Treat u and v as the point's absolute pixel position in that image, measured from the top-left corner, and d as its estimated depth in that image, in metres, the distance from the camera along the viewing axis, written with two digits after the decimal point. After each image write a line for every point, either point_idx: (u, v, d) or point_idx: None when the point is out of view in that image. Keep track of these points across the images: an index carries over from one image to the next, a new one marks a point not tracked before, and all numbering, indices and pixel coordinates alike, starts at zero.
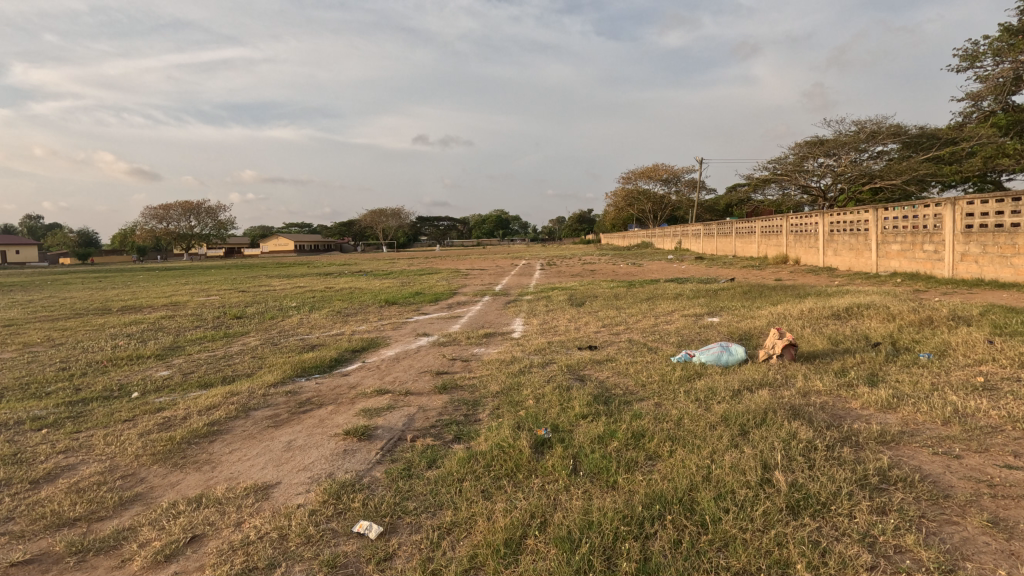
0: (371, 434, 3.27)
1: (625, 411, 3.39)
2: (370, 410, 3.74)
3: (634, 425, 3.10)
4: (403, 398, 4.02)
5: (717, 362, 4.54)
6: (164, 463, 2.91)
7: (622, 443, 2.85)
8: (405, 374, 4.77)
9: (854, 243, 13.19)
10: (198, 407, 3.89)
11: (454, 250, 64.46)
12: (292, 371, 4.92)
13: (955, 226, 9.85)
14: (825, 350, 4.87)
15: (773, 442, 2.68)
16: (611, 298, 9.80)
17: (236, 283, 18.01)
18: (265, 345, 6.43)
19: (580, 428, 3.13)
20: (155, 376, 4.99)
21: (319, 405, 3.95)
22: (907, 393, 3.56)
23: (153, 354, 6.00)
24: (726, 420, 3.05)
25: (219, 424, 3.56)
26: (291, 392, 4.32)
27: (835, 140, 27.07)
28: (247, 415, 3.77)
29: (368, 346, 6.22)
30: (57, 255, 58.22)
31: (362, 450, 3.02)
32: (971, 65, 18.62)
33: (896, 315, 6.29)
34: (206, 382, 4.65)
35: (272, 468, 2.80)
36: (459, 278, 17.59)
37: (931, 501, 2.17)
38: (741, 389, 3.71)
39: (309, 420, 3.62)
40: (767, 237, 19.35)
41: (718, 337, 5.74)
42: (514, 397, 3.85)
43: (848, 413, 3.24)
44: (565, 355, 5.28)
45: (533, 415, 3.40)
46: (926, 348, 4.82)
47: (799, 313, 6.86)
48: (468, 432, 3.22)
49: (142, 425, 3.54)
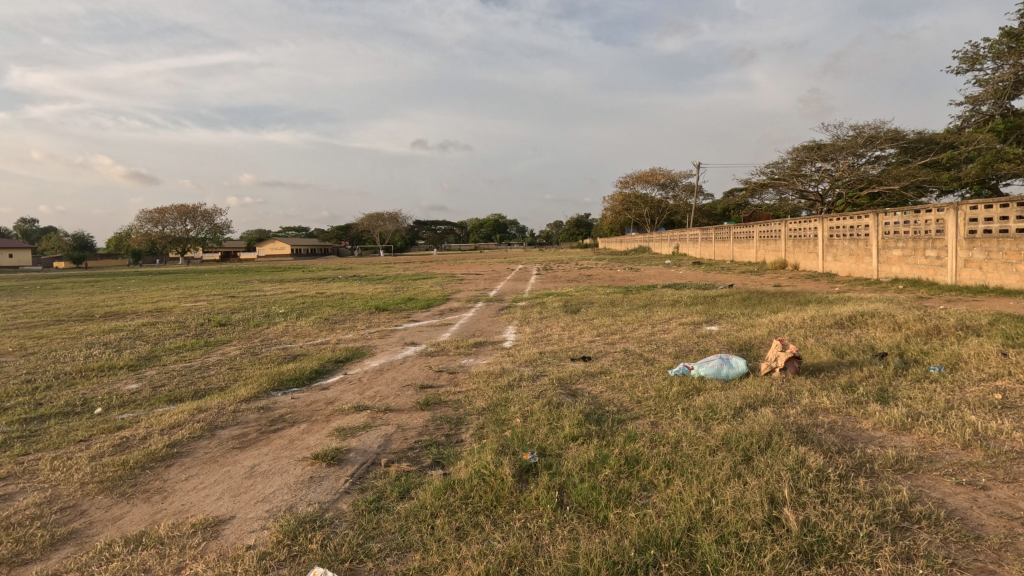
0: (342, 458, 3.00)
1: (619, 432, 3.14)
2: (345, 429, 3.48)
3: (627, 449, 2.85)
4: (381, 416, 3.76)
5: (717, 375, 4.29)
6: (110, 492, 2.65)
7: (615, 470, 2.59)
8: (387, 388, 4.51)
9: (854, 248, 12.98)
10: (162, 426, 3.62)
11: (450, 254, 64.17)
12: (268, 385, 4.64)
13: (958, 231, 9.63)
14: (831, 363, 4.62)
15: (781, 469, 2.44)
16: (607, 305, 9.56)
17: (227, 288, 17.74)
18: (244, 355, 6.15)
19: (569, 452, 2.88)
20: (124, 389, 4.71)
21: (291, 424, 3.69)
22: (921, 412, 3.31)
23: (125, 365, 5.72)
24: (729, 444, 2.79)
25: (180, 445, 3.29)
26: (264, 408, 4.05)
27: (833, 144, 26.93)
28: (212, 434, 3.50)
29: (352, 356, 5.96)
30: (51, 259, 57.76)
31: (330, 477, 2.76)
32: (971, 68, 18.45)
33: (903, 324, 6.06)
34: (175, 397, 4.38)
35: (228, 499, 2.54)
36: (452, 283, 17.33)
37: (960, 544, 1.93)
38: (742, 406, 3.47)
39: (278, 440, 3.35)
40: (766, 242, 19.17)
41: (718, 348, 5.49)
42: (500, 415, 3.60)
43: (860, 435, 2.99)
44: (557, 367, 5.02)
45: (519, 437, 3.14)
46: (937, 361, 4.57)
47: (800, 321, 6.63)
48: (448, 456, 2.97)
49: (95, 446, 3.27)
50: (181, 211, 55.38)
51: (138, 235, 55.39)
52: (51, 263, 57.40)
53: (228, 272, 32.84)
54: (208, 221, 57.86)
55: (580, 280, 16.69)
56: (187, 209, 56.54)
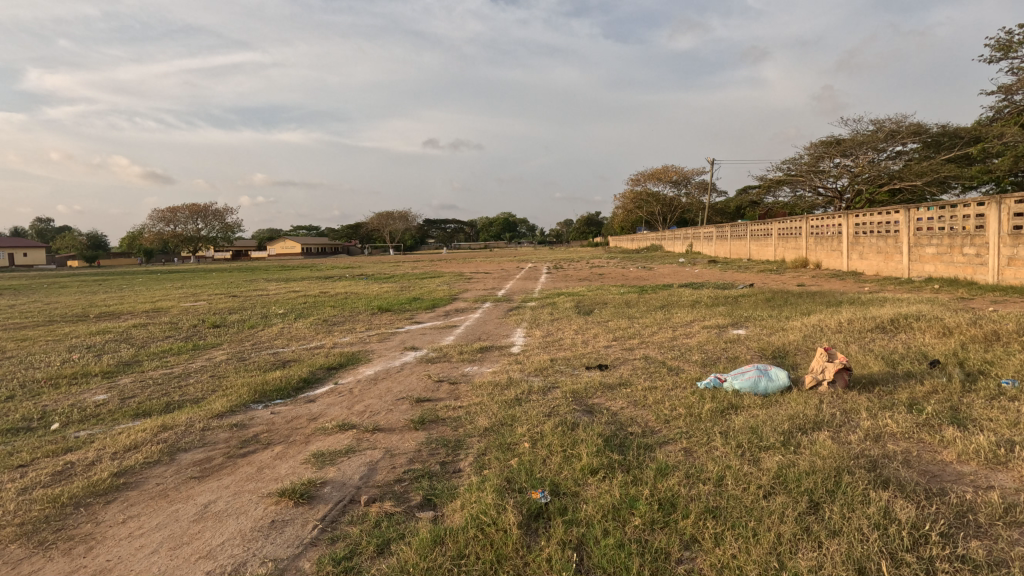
0: (315, 495, 2.49)
1: (647, 463, 2.60)
2: (324, 454, 2.97)
3: (660, 488, 2.31)
4: (368, 437, 3.25)
5: (754, 390, 3.74)
6: (26, 541, 2.17)
7: (646, 520, 2.07)
8: (378, 402, 4.01)
9: (883, 246, 12.28)
10: (117, 447, 3.15)
11: (459, 254, 63.60)
12: (249, 398, 4.17)
13: (1000, 227, 8.95)
14: (884, 375, 4.04)
15: (863, 524, 1.91)
16: (622, 306, 9.01)
17: (231, 287, 17.45)
18: (230, 361, 5.67)
19: (588, 492, 2.35)
20: (89, 400, 4.23)
21: (264, 446, 3.19)
22: (1012, 439, 2.73)
23: (101, 371, 5.26)
24: (787, 485, 2.25)
25: (129, 474, 2.80)
26: (237, 426, 3.56)
27: (852, 139, 26.06)
28: (170, 459, 3.01)
29: (347, 363, 5.48)
30: (64, 258, 57.89)
31: (296, 521, 2.26)
32: (1004, 56, 17.60)
33: (953, 329, 5.45)
34: (142, 412, 3.89)
35: (166, 553, 2.06)
36: (460, 283, 16.80)
37: None
38: (792, 430, 2.91)
39: (244, 468, 2.85)
40: (784, 240, 18.47)
41: (750, 356, 4.91)
42: (505, 438, 3.07)
43: (944, 472, 2.44)
44: (571, 377, 4.49)
45: (527, 469, 2.62)
46: (1008, 373, 3.97)
47: (838, 325, 6.04)
48: (442, 494, 2.46)
49: (30, 475, 2.79)
50: (193, 210, 55.44)
51: (149, 233, 55.48)
52: (65, 262, 57.66)
53: (234, 271, 32.48)
54: (219, 220, 58.14)
55: (592, 279, 16.19)
56: (197, 207, 56.54)
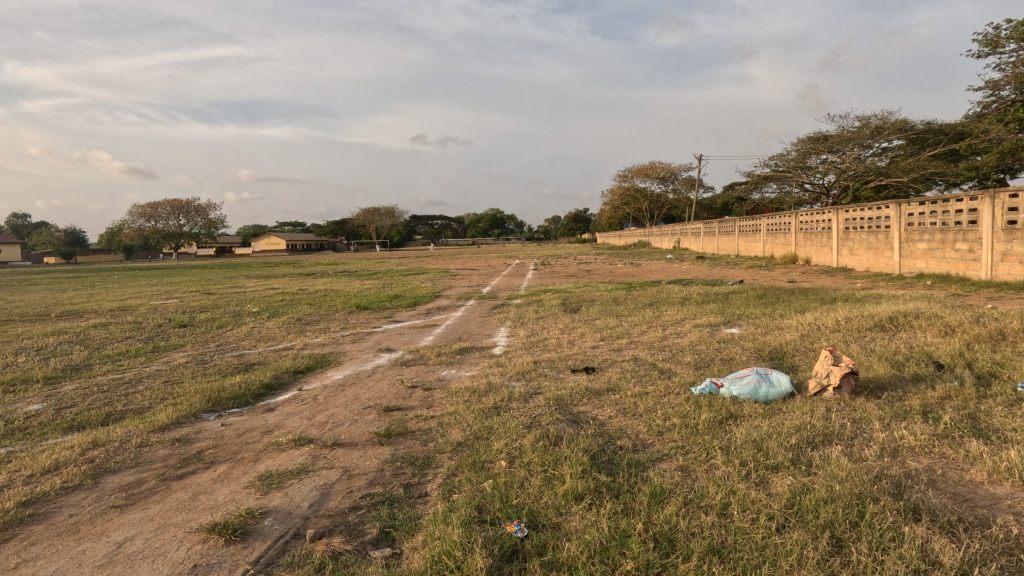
0: (251, 529, 2.12)
1: (641, 487, 2.26)
2: (271, 476, 2.60)
3: (655, 521, 1.98)
4: (325, 454, 2.88)
5: (753, 397, 3.42)
6: None
7: (639, 563, 1.74)
8: (343, 411, 3.64)
9: (873, 241, 12.10)
10: (33, 468, 2.74)
11: (446, 250, 62.97)
12: (199, 407, 3.77)
13: (994, 222, 8.75)
14: (891, 379, 3.76)
15: (900, 571, 1.59)
16: (609, 303, 8.65)
17: (207, 285, 16.83)
18: (189, 365, 5.25)
19: (572, 525, 2.02)
20: (21, 411, 3.80)
21: (207, 466, 2.81)
22: None
23: (45, 377, 4.82)
24: (802, 516, 1.93)
25: (40, 504, 2.40)
26: (180, 441, 3.17)
27: (839, 135, 26.00)
28: (94, 483, 2.61)
29: (315, 366, 5.10)
30: (41, 254, 56.27)
31: (223, 565, 1.88)
32: (993, 51, 17.54)
33: (955, 328, 5.20)
34: (76, 425, 3.47)
35: None
36: (445, 279, 16.39)
37: None
38: (800, 446, 2.60)
39: (177, 495, 2.47)
40: (773, 235, 18.29)
41: (747, 357, 4.59)
42: (479, 455, 2.72)
43: (977, 496, 2.13)
44: (554, 381, 4.15)
45: (502, 494, 2.27)
46: (1022, 375, 3.69)
47: (835, 323, 5.76)
48: (402, 526, 2.11)
49: None
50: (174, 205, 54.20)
51: (129, 230, 54.23)
52: (42, 259, 56.15)
53: (215, 266, 31.70)
54: (202, 216, 56.99)
55: (579, 276, 15.96)
56: (180, 203, 55.35)
